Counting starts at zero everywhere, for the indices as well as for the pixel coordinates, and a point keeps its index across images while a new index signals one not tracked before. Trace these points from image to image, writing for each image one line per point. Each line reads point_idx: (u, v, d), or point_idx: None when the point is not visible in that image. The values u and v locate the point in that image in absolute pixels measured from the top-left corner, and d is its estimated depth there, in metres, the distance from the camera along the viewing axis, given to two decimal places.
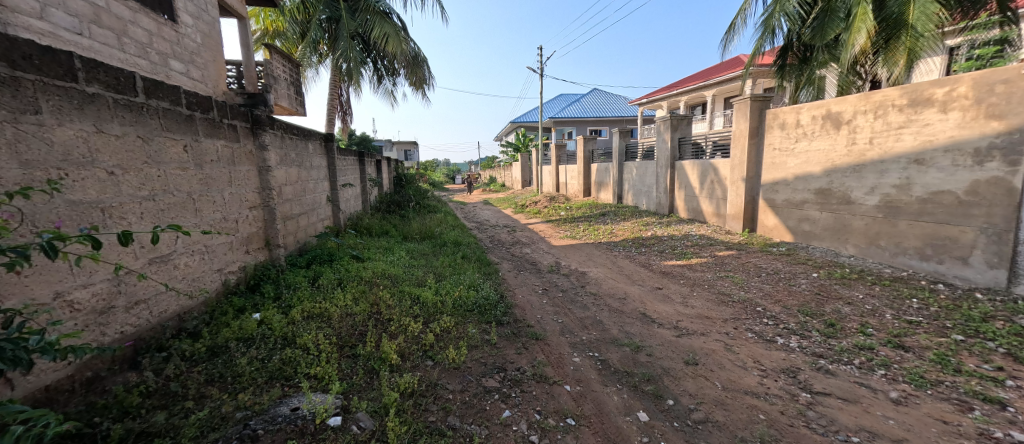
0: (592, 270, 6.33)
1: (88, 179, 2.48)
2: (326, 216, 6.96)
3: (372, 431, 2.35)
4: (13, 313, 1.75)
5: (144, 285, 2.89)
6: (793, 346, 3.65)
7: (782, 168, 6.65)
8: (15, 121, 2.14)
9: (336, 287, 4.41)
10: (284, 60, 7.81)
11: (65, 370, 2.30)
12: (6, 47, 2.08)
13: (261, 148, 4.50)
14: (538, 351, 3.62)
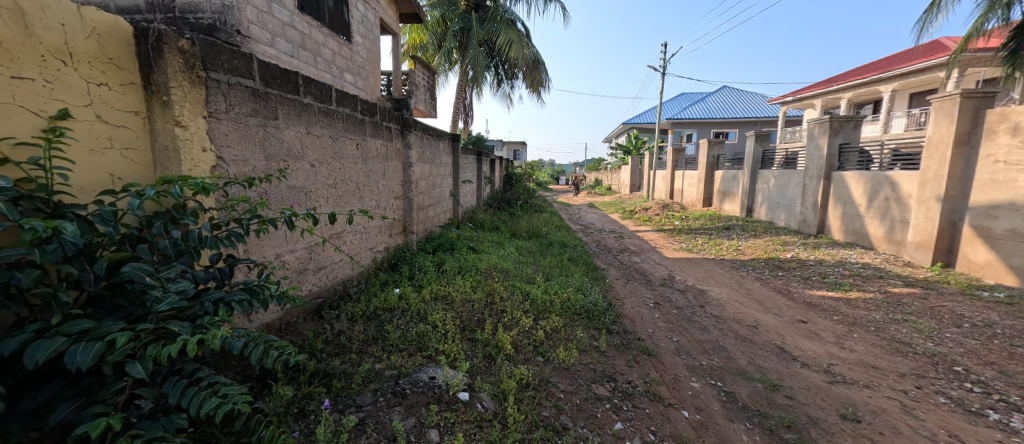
0: (714, 289, 5.72)
1: (300, 169, 3.22)
2: (448, 208, 7.69)
3: (494, 412, 2.54)
4: (259, 266, 2.36)
5: (324, 255, 3.61)
6: (1017, 427, 2.77)
7: (1009, 187, 5.03)
8: (266, 124, 2.87)
9: (456, 273, 4.84)
10: (424, 68, 8.87)
11: (276, 314, 3.00)
12: (265, 70, 2.80)
13: (406, 147, 5.21)
14: (650, 368, 3.45)
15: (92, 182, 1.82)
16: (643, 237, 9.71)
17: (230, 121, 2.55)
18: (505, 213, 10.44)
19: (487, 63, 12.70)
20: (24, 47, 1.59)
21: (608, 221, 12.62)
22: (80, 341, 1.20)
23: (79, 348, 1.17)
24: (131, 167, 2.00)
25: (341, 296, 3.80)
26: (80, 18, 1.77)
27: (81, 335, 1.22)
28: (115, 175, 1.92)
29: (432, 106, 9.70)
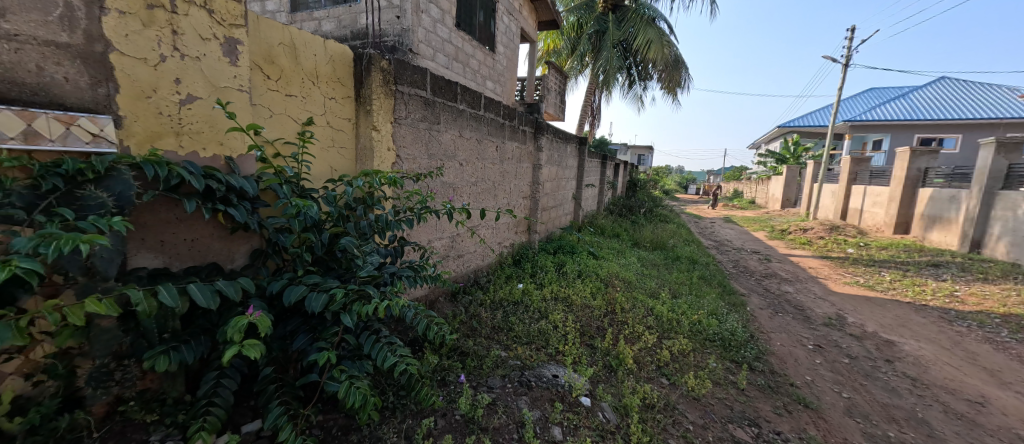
0: (909, 344, 4.42)
1: (452, 168, 3.62)
2: (570, 211, 7.68)
3: (616, 426, 2.45)
4: (420, 249, 2.73)
5: (462, 245, 3.97)
6: None
7: None
8: (431, 128, 3.26)
9: (576, 277, 4.82)
10: (558, 73, 9.02)
11: (424, 292, 3.42)
12: (434, 82, 3.21)
13: (538, 150, 5.40)
14: (805, 422, 2.88)
15: (320, 173, 2.39)
16: (798, 263, 8.13)
17: (408, 125, 2.96)
18: (629, 221, 9.92)
19: (623, 64, 12.25)
20: (293, 73, 2.14)
21: (752, 239, 10.84)
22: (312, 291, 1.59)
23: (312, 296, 1.55)
24: (343, 162, 2.56)
25: (472, 284, 4.14)
26: (324, 48, 2.33)
27: (314, 287, 1.62)
28: (334, 168, 2.49)
29: (562, 110, 9.71)
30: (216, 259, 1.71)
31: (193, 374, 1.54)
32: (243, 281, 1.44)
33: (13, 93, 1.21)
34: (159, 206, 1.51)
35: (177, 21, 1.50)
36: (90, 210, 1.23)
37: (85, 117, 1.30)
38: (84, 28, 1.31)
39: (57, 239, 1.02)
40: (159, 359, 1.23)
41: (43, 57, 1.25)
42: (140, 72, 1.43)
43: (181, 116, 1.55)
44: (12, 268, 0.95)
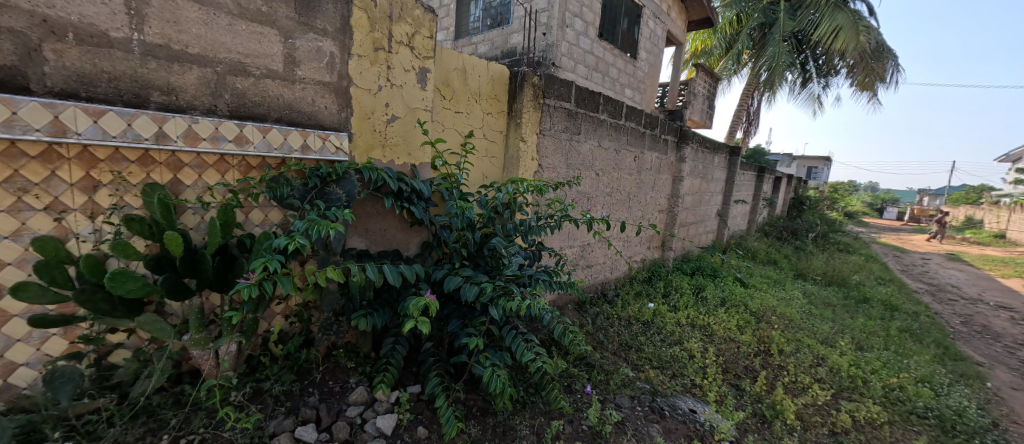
0: None
1: (588, 177, 3.64)
2: (713, 229, 6.89)
3: None
4: (557, 256, 2.82)
5: (590, 255, 3.94)
6: None
7: None
8: (572, 139, 3.35)
9: (720, 305, 4.30)
10: (707, 76, 8.21)
11: (552, 297, 3.51)
12: (578, 94, 3.29)
13: (680, 160, 5.01)
14: None
15: (475, 179, 2.70)
16: None
17: (551, 136, 3.11)
18: (790, 245, 8.39)
19: (795, 61, 10.43)
20: (462, 93, 2.48)
21: (989, 286, 7.97)
22: (466, 282, 1.83)
23: (466, 287, 1.77)
24: (494, 170, 2.83)
25: (600, 296, 4.06)
26: (487, 69, 2.62)
27: (468, 279, 1.86)
28: (485, 175, 2.78)
29: (711, 117, 8.77)
30: (398, 245, 2.11)
31: (377, 336, 1.94)
32: (416, 266, 1.75)
33: (299, 119, 1.69)
34: (367, 202, 1.93)
35: (391, 58, 1.92)
36: (332, 203, 1.66)
37: (334, 134, 1.75)
38: (338, 70, 1.77)
39: (315, 224, 1.42)
40: (362, 320, 1.60)
41: (316, 92, 1.72)
42: (366, 99, 1.87)
43: (386, 133, 1.96)
44: (295, 243, 1.36)
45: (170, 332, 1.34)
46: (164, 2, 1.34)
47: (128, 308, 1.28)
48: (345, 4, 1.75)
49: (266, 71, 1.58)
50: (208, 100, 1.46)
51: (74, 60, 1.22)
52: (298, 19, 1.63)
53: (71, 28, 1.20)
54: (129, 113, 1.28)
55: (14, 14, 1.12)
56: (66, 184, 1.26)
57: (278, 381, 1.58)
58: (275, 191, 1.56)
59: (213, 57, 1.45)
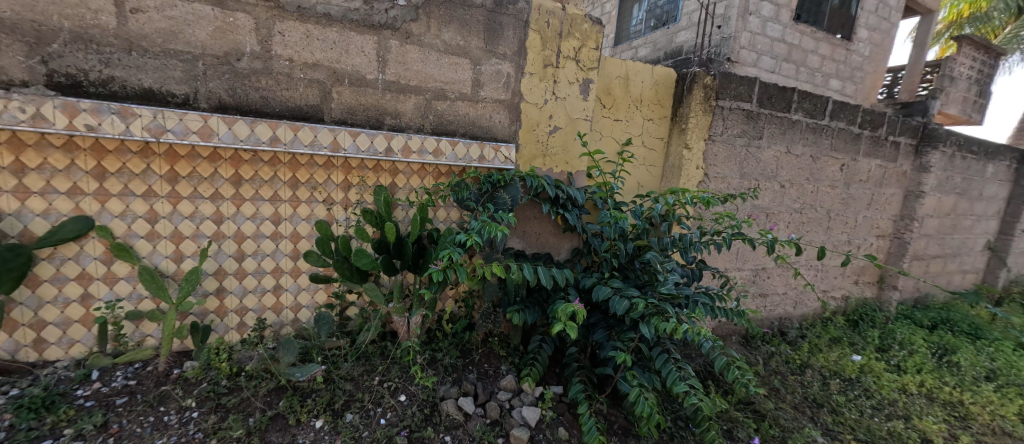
0: None
1: (768, 189, 3.11)
2: (974, 268, 4.95)
3: None
4: (725, 278, 2.46)
5: (767, 282, 3.36)
6: None
7: None
8: (749, 145, 2.92)
9: (983, 378, 3.06)
10: (980, 52, 5.90)
11: (714, 323, 3.02)
12: (763, 92, 2.86)
13: (920, 169, 3.87)
14: None
15: (629, 188, 2.63)
16: None
17: (722, 142, 2.78)
18: None
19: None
20: (623, 101, 2.46)
21: None
22: (616, 294, 1.82)
23: (615, 299, 1.77)
24: (650, 179, 2.70)
25: (779, 334, 3.40)
26: (651, 74, 2.53)
27: (618, 290, 1.84)
28: (641, 183, 2.67)
29: (981, 112, 6.32)
30: (551, 249, 2.24)
31: (526, 331, 2.10)
32: (567, 271, 1.84)
33: (480, 133, 1.96)
34: (527, 207, 2.11)
35: (558, 73, 2.06)
36: (500, 206, 1.87)
37: (504, 145, 1.96)
38: (513, 88, 1.99)
39: (486, 225, 1.65)
40: (516, 314, 1.77)
41: (494, 109, 1.97)
42: (533, 113, 2.05)
43: (549, 143, 2.11)
44: (472, 241, 1.61)
45: (381, 297, 1.71)
46: (399, 48, 1.74)
47: (360, 276, 1.70)
48: (523, 28, 1.95)
49: (459, 94, 1.89)
50: (418, 120, 1.82)
51: (347, 98, 1.68)
52: (486, 48, 1.90)
53: (345, 74, 1.67)
54: (372, 134, 1.70)
55: (319, 69, 1.62)
56: (335, 183, 1.74)
57: (448, 354, 1.86)
58: (457, 194, 1.83)
59: (425, 86, 1.81)
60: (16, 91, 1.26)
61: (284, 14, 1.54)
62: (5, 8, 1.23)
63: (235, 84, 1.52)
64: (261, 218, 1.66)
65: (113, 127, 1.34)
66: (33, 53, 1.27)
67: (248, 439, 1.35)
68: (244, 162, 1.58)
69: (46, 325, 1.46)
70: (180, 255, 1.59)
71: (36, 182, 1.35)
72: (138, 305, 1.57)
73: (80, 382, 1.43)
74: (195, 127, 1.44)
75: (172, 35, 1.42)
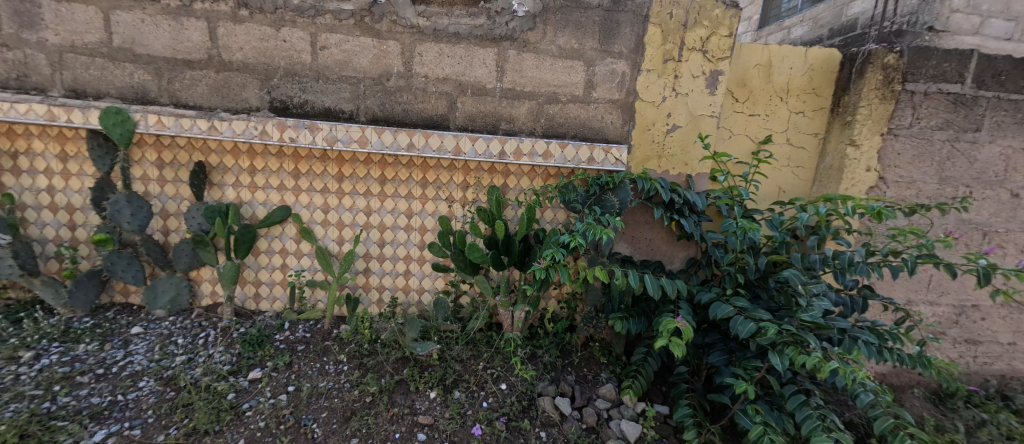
0: None
1: (988, 199, 2.21)
2: None
3: None
4: (905, 314, 1.84)
5: (982, 326, 2.39)
6: None
7: None
8: (956, 140, 2.13)
9: None
10: None
11: (883, 368, 2.32)
12: (985, 67, 2.05)
13: None
14: None
15: (765, 194, 2.24)
16: None
17: (911, 136, 2.08)
18: None
19: None
20: (763, 92, 2.13)
21: None
22: (740, 314, 1.61)
23: (738, 320, 1.57)
24: (797, 184, 2.25)
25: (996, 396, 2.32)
26: (803, 58, 2.12)
27: (742, 311, 1.63)
28: (783, 189, 2.25)
29: None
30: (662, 257, 2.10)
31: (630, 341, 2.02)
32: (679, 283, 1.70)
33: (590, 134, 1.95)
34: (638, 211, 2.02)
35: (680, 67, 1.91)
36: (607, 209, 1.84)
37: (615, 147, 1.91)
38: (627, 87, 1.93)
39: (592, 228, 1.62)
40: (618, 322, 1.71)
41: (606, 111, 1.94)
42: (649, 111, 1.95)
43: (665, 143, 1.98)
44: (575, 242, 1.59)
45: (490, 290, 1.86)
46: (517, 58, 1.85)
47: (473, 269, 1.86)
48: (643, 23, 1.87)
49: (571, 97, 1.91)
50: (530, 125, 1.91)
51: (469, 107, 1.86)
52: (600, 48, 1.88)
53: (469, 86, 1.84)
54: (489, 139, 1.83)
55: (447, 82, 1.83)
56: (456, 183, 1.94)
57: (548, 352, 1.91)
58: (564, 196, 1.85)
59: (538, 91, 1.89)
60: (254, 115, 1.77)
61: (423, 38, 1.78)
62: (254, 57, 1.74)
63: (384, 100, 1.81)
64: (398, 212, 1.96)
65: (306, 139, 1.76)
66: (263, 87, 1.76)
67: (378, 396, 1.61)
68: (388, 165, 1.90)
69: (259, 283, 2.00)
70: (341, 239, 1.98)
71: (263, 180, 1.90)
72: (314, 275, 2.01)
73: (277, 329, 1.92)
74: (355, 136, 1.77)
75: (343, 64, 1.77)
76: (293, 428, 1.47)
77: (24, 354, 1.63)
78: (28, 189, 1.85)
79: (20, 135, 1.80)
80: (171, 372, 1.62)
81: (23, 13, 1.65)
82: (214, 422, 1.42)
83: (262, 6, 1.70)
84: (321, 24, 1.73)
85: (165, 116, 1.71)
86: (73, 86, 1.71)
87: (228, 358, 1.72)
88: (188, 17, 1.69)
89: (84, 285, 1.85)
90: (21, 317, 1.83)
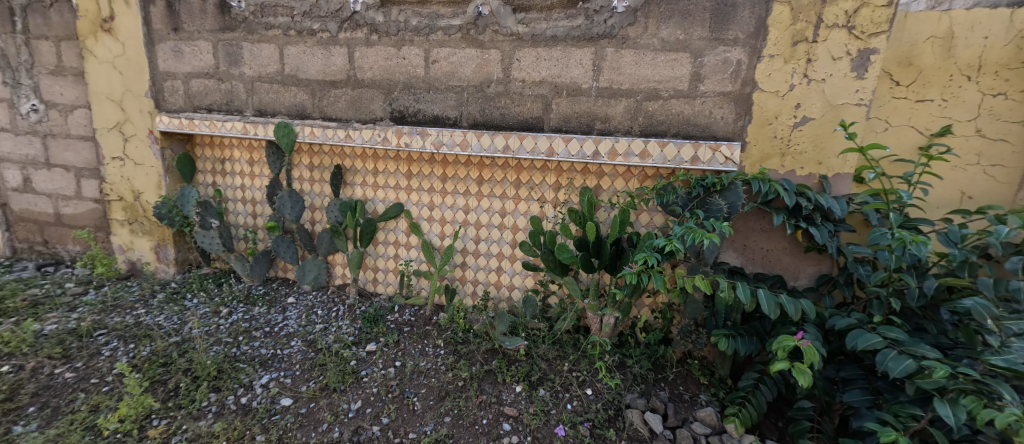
0: None
1: None
2: None
3: None
4: None
5: None
6: None
7: None
8: None
9: None
10: None
11: None
12: None
13: None
14: None
15: (937, 198, 1.78)
16: None
17: None
18: None
19: None
20: (938, 71, 1.67)
21: None
22: (892, 348, 1.27)
23: (890, 355, 1.24)
24: (991, 187, 1.72)
25: None
26: (1010, 22, 1.57)
27: (896, 344, 1.28)
28: (968, 193, 1.74)
29: None
30: (783, 272, 1.76)
31: (737, 365, 1.75)
32: (804, 303, 1.42)
33: (695, 132, 1.71)
34: (752, 216, 1.74)
35: (815, 50, 1.53)
36: (712, 214, 1.61)
37: (726, 144, 1.63)
38: (744, 76, 1.61)
39: (692, 232, 1.43)
40: (721, 339, 1.48)
41: (715, 104, 1.66)
42: (771, 103, 1.61)
43: (792, 138, 1.62)
44: (672, 246, 1.44)
45: (578, 292, 1.84)
46: (614, 54, 1.72)
47: (562, 269, 1.86)
48: (767, 2, 1.53)
49: (674, 92, 1.69)
50: (627, 124, 1.77)
51: (564, 108, 1.83)
52: (711, 36, 1.61)
53: (565, 87, 1.80)
54: (582, 139, 1.77)
55: (543, 85, 1.83)
56: (548, 184, 1.96)
57: (638, 363, 1.78)
58: (662, 198, 1.68)
59: (636, 88, 1.73)
60: (380, 124, 2.07)
61: (522, 43, 1.82)
62: (382, 76, 2.02)
63: (484, 105, 1.92)
64: (493, 211, 2.07)
65: (418, 144, 1.99)
66: (386, 100, 2.04)
67: (469, 382, 1.70)
68: (485, 166, 2.03)
69: (377, 269, 2.33)
70: (443, 234, 2.18)
71: (383, 179, 2.22)
72: (420, 266, 2.24)
73: (390, 310, 2.21)
74: (457, 140, 1.93)
75: (450, 75, 1.94)
76: (398, 398, 1.64)
77: (224, 309, 2.19)
78: (230, 186, 2.48)
79: (227, 147, 2.42)
80: (313, 336, 1.98)
81: (231, 54, 2.19)
82: (341, 382, 1.69)
83: (388, 30, 1.97)
84: (433, 40, 1.93)
85: (316, 127, 2.12)
86: (259, 107, 2.22)
87: (352, 330, 2.03)
88: (335, 46, 2.05)
89: (259, 261, 2.39)
90: (224, 281, 2.47)
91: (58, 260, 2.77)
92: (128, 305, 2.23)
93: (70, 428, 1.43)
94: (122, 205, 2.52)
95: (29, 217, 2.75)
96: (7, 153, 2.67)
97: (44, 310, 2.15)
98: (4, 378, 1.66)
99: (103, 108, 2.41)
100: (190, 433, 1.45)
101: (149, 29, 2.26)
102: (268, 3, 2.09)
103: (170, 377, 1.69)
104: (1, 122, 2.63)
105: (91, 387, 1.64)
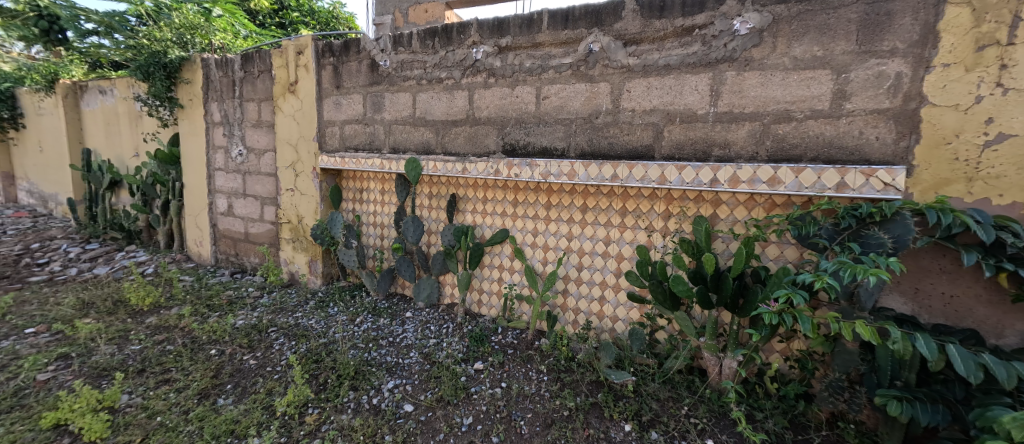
0: None
1: None
2: None
3: None
4: None
5: None
6: None
7: None
8: None
9: None
10: None
11: None
12: None
13: None
14: None
15: None
16: None
17: None
18: None
19: None
20: None
21: None
22: None
23: None
24: None
25: None
26: None
27: None
28: None
29: None
30: (978, 326, 1.35)
31: (912, 436, 1.36)
32: (1021, 368, 1.13)
33: (839, 155, 1.49)
34: (925, 253, 1.40)
35: (1012, 53, 1.22)
36: (870, 248, 1.34)
37: (883, 168, 1.38)
38: (905, 91, 1.37)
39: (848, 267, 1.23)
40: (892, 402, 1.21)
41: (867, 123, 1.43)
42: (948, 119, 1.31)
43: (982, 159, 1.28)
44: (823, 282, 1.25)
45: (692, 329, 1.70)
46: (736, 78, 1.63)
47: (673, 303, 1.74)
48: (935, 5, 1.30)
49: (812, 112, 1.51)
50: (752, 149, 1.63)
51: (677, 135, 1.77)
52: (859, 49, 1.42)
53: (678, 114, 1.76)
54: (698, 166, 1.68)
55: (655, 113, 1.81)
56: (657, 212, 1.89)
57: (771, 419, 1.54)
58: (800, 229, 1.47)
59: (763, 110, 1.59)
60: (491, 157, 2.24)
61: (632, 75, 1.84)
62: (499, 115, 2.21)
63: (592, 136, 1.97)
64: (597, 239, 2.06)
65: (527, 174, 2.10)
66: (499, 134, 2.22)
67: (575, 413, 1.66)
68: (590, 194, 2.05)
69: (483, 291, 2.46)
70: (546, 260, 2.22)
71: (491, 207, 2.38)
72: (522, 290, 2.31)
73: (493, 331, 2.30)
74: (565, 170, 1.99)
75: (560, 108, 2.03)
76: (506, 419, 1.67)
77: (358, 317, 2.52)
78: (365, 213, 2.89)
79: (365, 179, 2.86)
80: (428, 349, 2.15)
81: (376, 103, 2.62)
82: (454, 395, 1.78)
83: (504, 73, 2.16)
84: (545, 78, 2.06)
85: (438, 162, 2.39)
86: (394, 146, 2.60)
87: (460, 348, 2.15)
88: (457, 90, 2.31)
89: (384, 277, 2.71)
90: (356, 293, 2.85)
91: (244, 268, 3.50)
92: (290, 308, 2.70)
93: (254, 406, 1.76)
94: (289, 227, 3.11)
95: (229, 234, 3.55)
96: (221, 186, 3.53)
97: (237, 308, 2.73)
98: (213, 359, 2.12)
99: (284, 150, 3.05)
100: (336, 424, 1.66)
101: (320, 88, 2.84)
102: (407, 59, 2.47)
103: (320, 372, 1.98)
104: (220, 164, 3.49)
105: (267, 373, 2.00)
